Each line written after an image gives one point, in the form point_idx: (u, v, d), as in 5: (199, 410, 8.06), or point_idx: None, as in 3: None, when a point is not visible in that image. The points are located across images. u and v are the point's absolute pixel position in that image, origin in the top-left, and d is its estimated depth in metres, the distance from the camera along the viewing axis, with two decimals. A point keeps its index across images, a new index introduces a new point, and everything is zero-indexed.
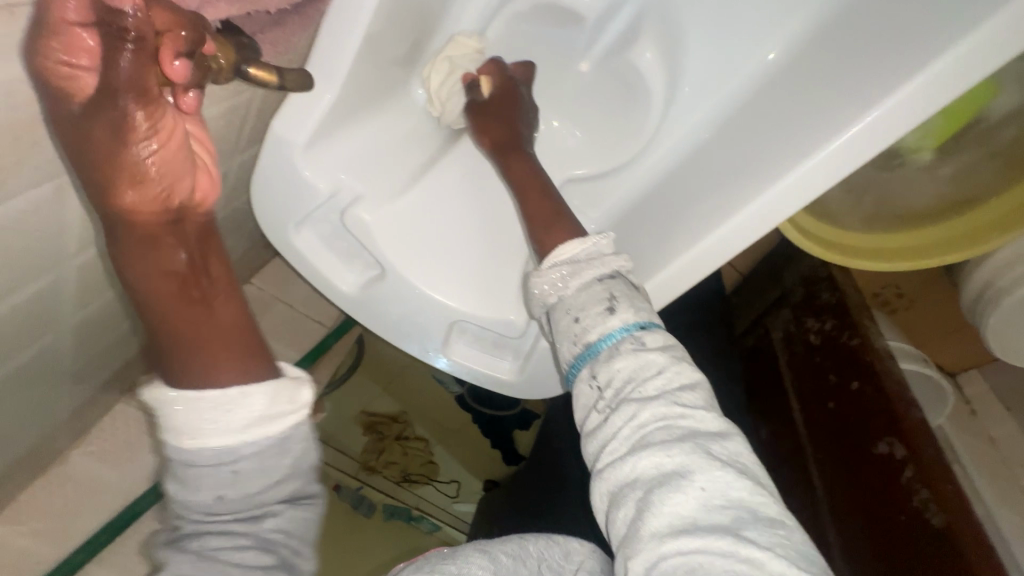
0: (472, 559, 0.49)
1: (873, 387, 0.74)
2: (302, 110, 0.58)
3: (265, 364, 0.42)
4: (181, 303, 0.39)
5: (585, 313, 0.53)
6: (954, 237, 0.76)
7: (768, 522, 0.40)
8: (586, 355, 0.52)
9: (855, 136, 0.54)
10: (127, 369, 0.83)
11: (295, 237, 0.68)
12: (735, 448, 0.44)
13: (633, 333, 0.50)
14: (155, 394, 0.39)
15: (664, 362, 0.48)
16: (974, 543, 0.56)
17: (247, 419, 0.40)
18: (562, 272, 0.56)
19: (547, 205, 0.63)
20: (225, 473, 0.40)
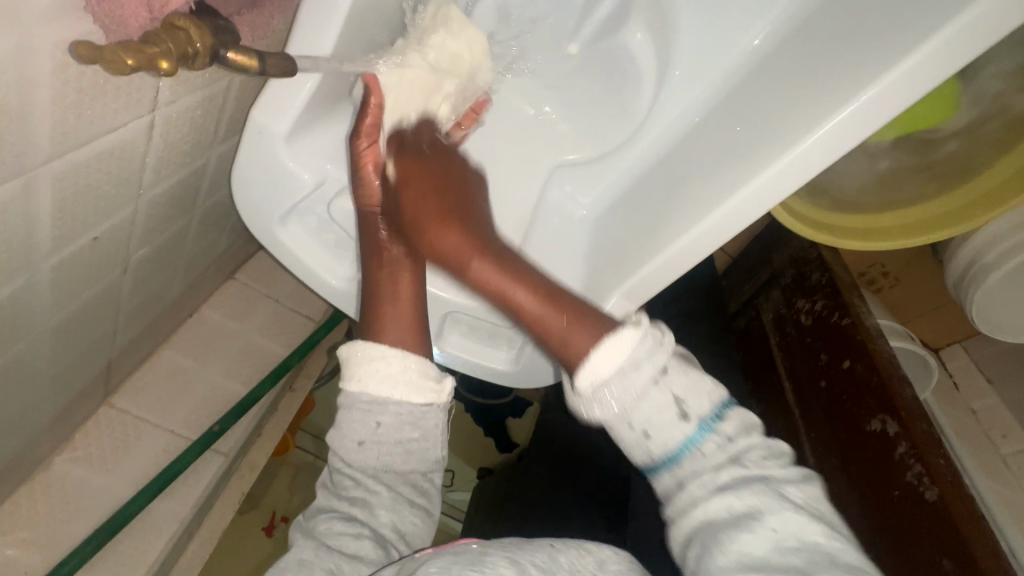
0: (502, 568, 0.43)
1: (864, 365, 0.74)
2: (283, 97, 0.56)
3: (422, 348, 0.60)
4: (387, 288, 0.62)
5: (654, 425, 0.46)
6: (926, 222, 0.77)
7: (847, 566, 0.39)
8: (665, 462, 0.46)
9: (850, 117, 0.54)
10: (109, 373, 0.81)
11: (281, 231, 0.66)
12: (811, 492, 0.44)
13: (713, 425, 0.46)
14: (347, 345, 0.59)
15: (747, 433, 0.46)
16: (968, 516, 0.57)
17: (396, 379, 0.57)
18: (614, 392, 0.46)
19: (557, 313, 0.51)
20: (371, 422, 0.56)
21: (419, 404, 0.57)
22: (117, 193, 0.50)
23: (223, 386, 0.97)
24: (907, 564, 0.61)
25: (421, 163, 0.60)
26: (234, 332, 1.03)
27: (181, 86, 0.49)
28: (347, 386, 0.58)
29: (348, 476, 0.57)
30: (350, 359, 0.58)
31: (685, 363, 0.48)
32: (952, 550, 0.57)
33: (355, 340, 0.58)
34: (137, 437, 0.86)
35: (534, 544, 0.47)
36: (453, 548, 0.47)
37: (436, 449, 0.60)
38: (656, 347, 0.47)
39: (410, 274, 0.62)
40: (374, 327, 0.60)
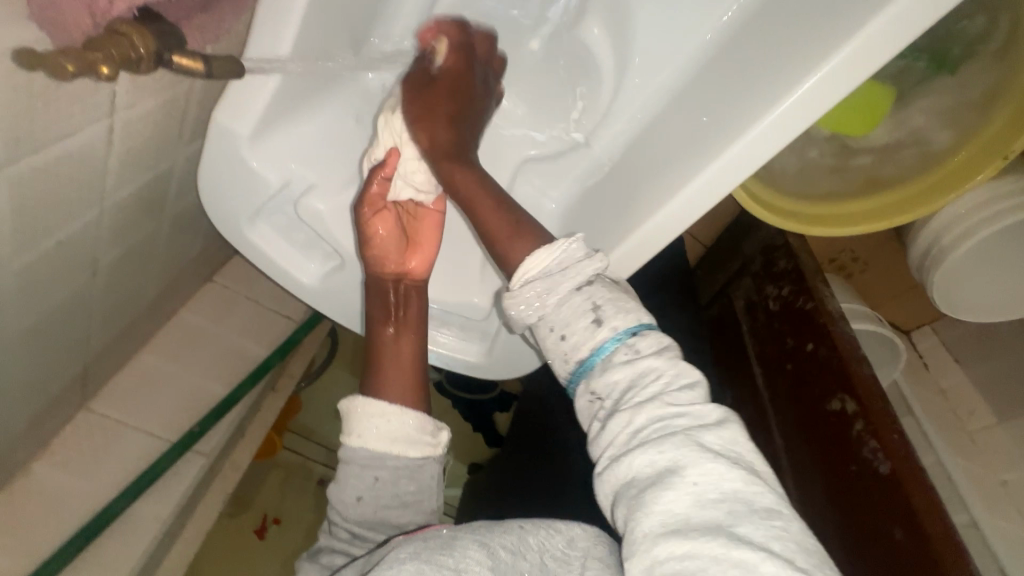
0: (470, 551, 0.44)
1: (826, 347, 0.77)
2: (245, 99, 0.57)
3: (419, 401, 0.61)
4: (385, 327, 0.64)
5: (571, 330, 0.52)
6: (889, 205, 0.80)
7: (764, 514, 0.38)
8: (581, 372, 0.51)
9: (798, 101, 0.56)
10: (86, 377, 0.81)
11: (250, 231, 0.67)
12: (730, 437, 0.43)
13: (625, 341, 0.50)
14: (346, 401, 0.59)
15: (660, 365, 0.47)
16: (917, 485, 0.59)
17: (397, 435, 0.57)
18: (540, 289, 0.53)
19: (503, 218, 0.57)
20: (370, 477, 0.57)
21: (417, 458, 0.58)
22: (80, 197, 0.51)
23: (204, 387, 0.98)
24: (865, 537, 0.64)
25: (466, 80, 0.62)
26: (213, 333, 1.03)
27: (139, 90, 0.49)
28: (348, 441, 0.58)
29: (344, 531, 0.59)
30: (352, 416, 0.58)
31: (609, 286, 0.54)
32: (904, 520, 0.59)
33: (355, 394, 0.58)
34: (117, 440, 0.87)
35: (505, 525, 0.48)
36: (425, 533, 0.49)
37: (433, 501, 0.60)
38: (579, 258, 0.53)
39: (414, 334, 0.64)
40: (374, 384, 0.60)
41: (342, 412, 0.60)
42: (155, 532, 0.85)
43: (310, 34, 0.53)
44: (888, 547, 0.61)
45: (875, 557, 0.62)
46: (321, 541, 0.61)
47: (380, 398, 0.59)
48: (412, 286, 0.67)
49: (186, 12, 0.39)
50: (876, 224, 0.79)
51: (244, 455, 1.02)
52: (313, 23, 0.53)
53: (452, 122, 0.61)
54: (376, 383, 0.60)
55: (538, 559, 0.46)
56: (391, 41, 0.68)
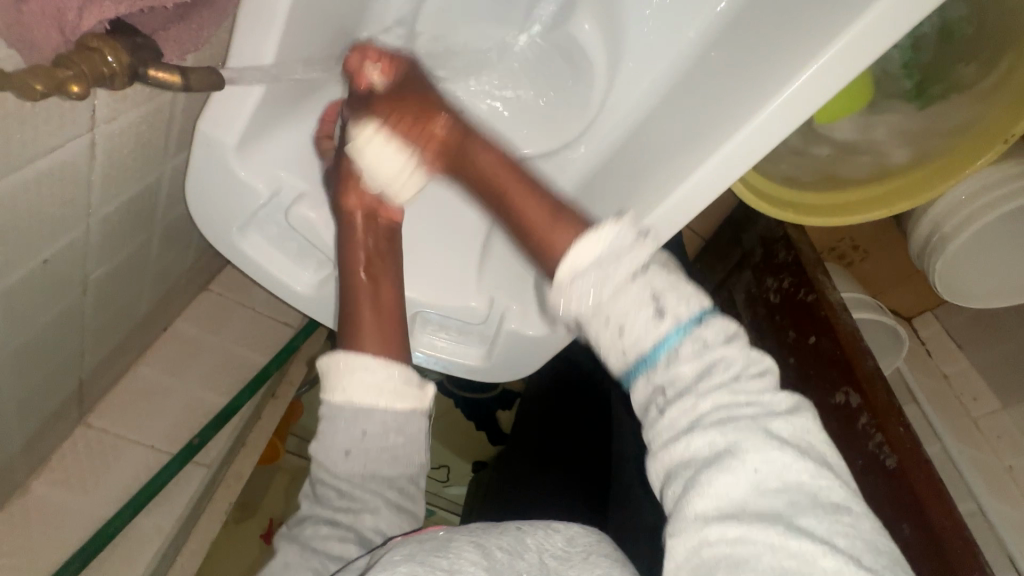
0: (465, 552, 0.43)
1: (829, 340, 0.76)
2: (229, 108, 0.55)
3: (401, 355, 0.59)
4: (359, 281, 0.63)
5: (629, 322, 0.46)
6: (892, 195, 0.78)
7: (831, 508, 0.37)
8: (641, 366, 0.46)
9: (794, 96, 0.53)
10: (83, 393, 0.81)
11: (241, 241, 0.66)
12: (802, 427, 0.41)
13: (691, 331, 0.45)
14: (325, 358, 0.57)
15: (730, 355, 0.44)
16: (925, 481, 0.58)
17: (381, 387, 0.56)
18: (591, 281, 0.47)
19: (540, 206, 0.55)
20: (356, 431, 0.55)
21: (404, 411, 0.57)
22: (64, 214, 0.50)
23: (203, 398, 0.97)
24: None
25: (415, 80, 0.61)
26: (210, 343, 1.02)
27: (120, 103, 0.48)
28: (329, 396, 0.56)
29: (331, 488, 0.56)
30: (332, 367, 0.56)
31: (671, 274, 0.48)
32: (914, 518, 0.59)
33: (336, 350, 0.57)
34: (117, 455, 0.86)
35: (501, 529, 0.48)
36: (420, 535, 0.48)
37: (422, 452, 0.59)
38: (630, 241, 0.48)
39: (390, 287, 0.64)
40: (353, 338, 0.59)
41: (321, 367, 0.58)
42: (159, 545, 0.85)
43: (292, 39, 0.52)
44: (898, 542, 0.60)
45: None
46: (302, 511, 0.58)
47: (359, 352, 0.57)
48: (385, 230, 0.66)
49: (160, 24, 0.38)
50: (877, 215, 0.77)
51: (245, 464, 1.02)
52: (296, 28, 0.52)
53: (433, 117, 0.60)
54: (353, 336, 0.59)
55: (537, 558, 0.45)
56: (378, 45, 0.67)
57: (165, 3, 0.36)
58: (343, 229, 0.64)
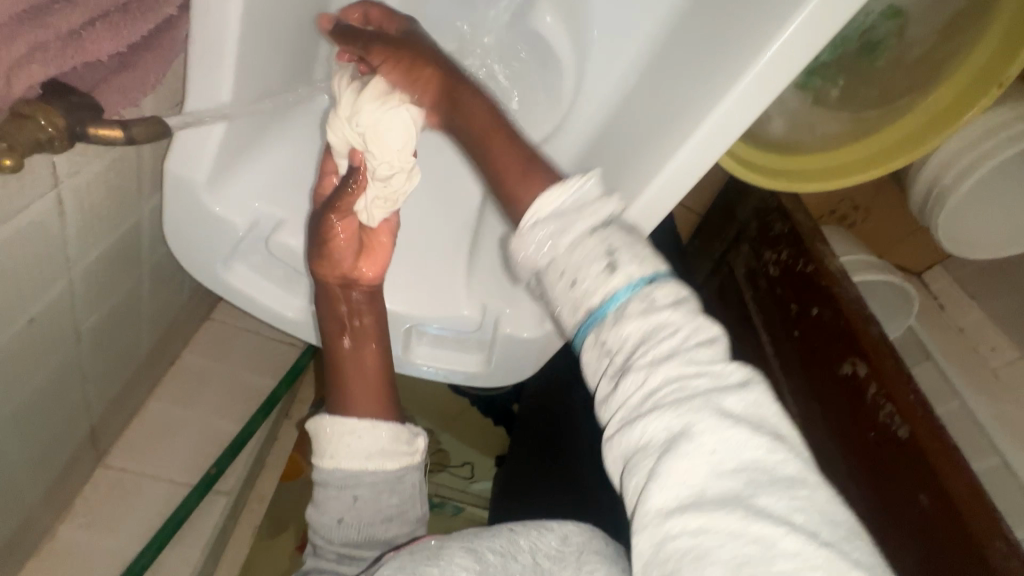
0: (457, 559, 0.46)
1: (830, 310, 0.75)
2: (192, 146, 0.55)
3: (391, 416, 0.58)
4: (336, 339, 0.62)
5: (581, 275, 0.46)
6: (885, 153, 0.75)
7: (787, 484, 0.35)
8: (591, 322, 0.45)
9: (767, 67, 0.50)
10: (96, 436, 0.82)
11: (228, 274, 0.66)
12: (753, 401, 0.39)
13: (640, 290, 0.44)
14: (316, 425, 0.57)
15: (676, 320, 0.42)
16: (938, 446, 0.57)
17: (370, 450, 0.56)
18: (551, 229, 0.48)
19: (516, 154, 0.54)
20: (348, 497, 0.55)
21: (396, 469, 0.56)
22: (44, 273, 0.50)
23: (216, 426, 0.98)
24: (887, 504, 0.61)
25: (409, 45, 0.60)
26: (217, 372, 1.03)
27: (83, 156, 0.48)
28: (321, 463, 0.57)
29: (331, 552, 0.56)
30: (321, 436, 0.57)
31: (626, 235, 0.48)
32: (928, 485, 0.57)
33: (324, 416, 0.57)
34: (136, 492, 0.88)
35: (494, 531, 0.50)
36: (414, 546, 0.50)
37: (419, 509, 0.59)
38: (591, 199, 0.49)
39: (376, 345, 0.62)
40: (340, 400, 0.59)
41: (313, 433, 0.58)
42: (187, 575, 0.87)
43: (248, 70, 0.51)
44: (913, 513, 0.58)
45: (900, 521, 0.59)
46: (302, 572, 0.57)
47: (347, 415, 0.57)
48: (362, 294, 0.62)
49: (99, 76, 0.38)
50: (871, 173, 0.75)
51: (266, 486, 1.04)
52: (252, 58, 0.51)
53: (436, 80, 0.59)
54: (342, 397, 0.59)
55: (530, 558, 0.47)
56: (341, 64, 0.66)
57: (99, 56, 0.36)
58: (325, 290, 0.62)
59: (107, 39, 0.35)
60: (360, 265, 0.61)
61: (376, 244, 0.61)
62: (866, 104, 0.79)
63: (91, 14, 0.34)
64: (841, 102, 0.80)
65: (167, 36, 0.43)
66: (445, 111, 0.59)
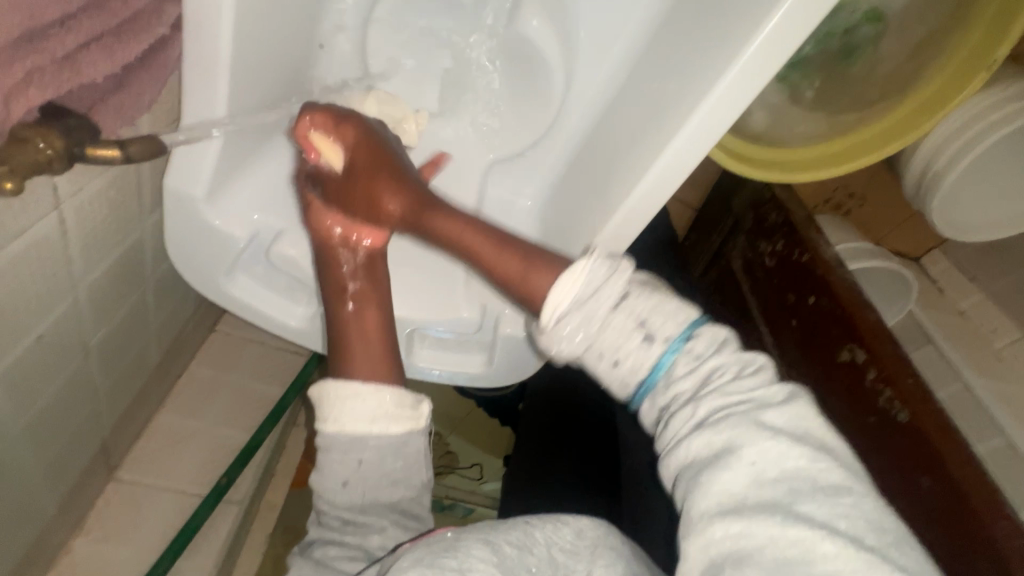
0: (475, 551, 0.46)
1: (828, 298, 0.76)
2: (191, 161, 0.56)
3: (394, 379, 0.58)
4: (339, 296, 0.62)
5: (624, 352, 0.49)
6: (874, 141, 0.76)
7: (831, 492, 0.38)
8: (643, 392, 0.49)
9: (745, 67, 0.51)
10: (108, 450, 0.83)
11: (230, 285, 0.66)
12: (796, 415, 0.42)
13: (683, 347, 0.48)
14: (319, 389, 0.57)
15: (724, 363, 0.47)
16: (939, 430, 0.57)
17: (374, 414, 0.55)
18: (578, 321, 0.50)
19: (508, 255, 0.57)
20: (353, 460, 0.55)
21: (400, 433, 0.56)
22: (50, 291, 0.51)
23: (225, 436, 0.99)
24: (889, 487, 0.62)
25: (370, 154, 0.60)
26: (224, 384, 1.04)
27: (83, 175, 0.49)
28: (324, 427, 0.57)
29: (335, 518, 0.57)
30: (325, 399, 0.56)
31: (654, 287, 0.52)
32: (931, 468, 0.57)
33: (326, 380, 0.57)
34: (149, 503, 0.89)
35: (509, 524, 0.51)
36: (428, 537, 0.51)
37: (423, 474, 0.59)
38: (612, 275, 0.51)
39: (376, 307, 0.62)
40: (342, 365, 0.59)
41: (315, 399, 0.58)
42: None
43: (241, 84, 0.52)
44: (917, 497, 0.58)
45: (906, 506, 0.60)
46: (307, 538, 0.58)
47: (351, 378, 0.57)
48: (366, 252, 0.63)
49: (96, 97, 0.39)
50: (865, 162, 0.75)
51: (277, 493, 1.05)
52: (245, 73, 0.52)
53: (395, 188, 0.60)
54: (345, 361, 0.59)
55: (546, 551, 0.49)
56: (332, 74, 0.67)
57: (95, 78, 0.37)
58: (325, 252, 0.63)
59: (102, 61, 0.36)
60: (363, 227, 0.63)
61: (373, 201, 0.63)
62: (857, 92, 0.79)
63: (85, 38, 0.35)
64: (832, 91, 0.80)
65: (159, 55, 0.44)
66: (410, 224, 0.61)
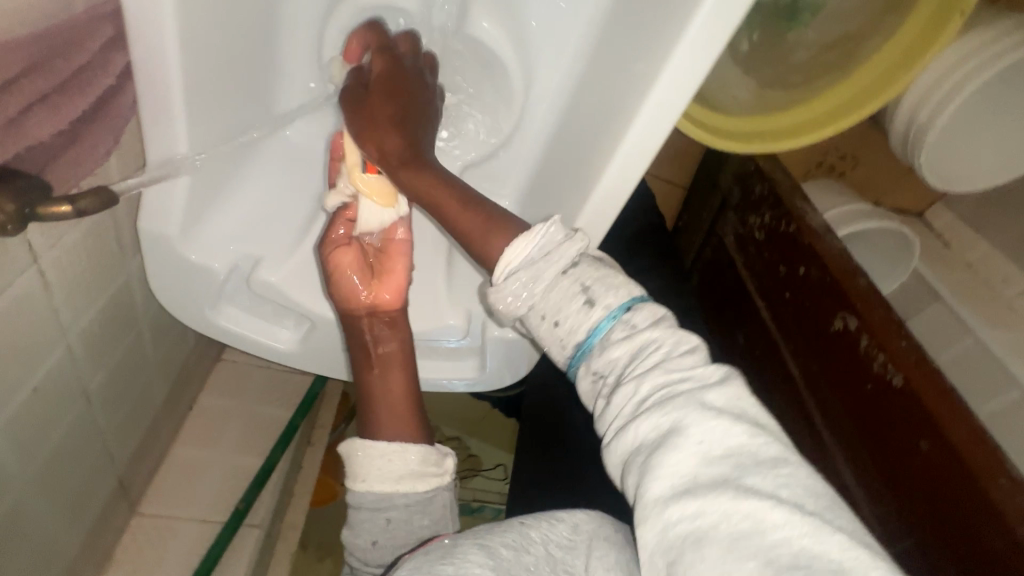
0: (471, 555, 0.46)
1: (817, 268, 0.75)
2: (162, 201, 0.57)
3: (421, 437, 0.61)
4: (364, 358, 0.64)
5: (564, 314, 0.52)
6: (855, 98, 0.73)
7: (770, 463, 0.39)
8: (580, 355, 0.51)
9: (695, 38, 0.52)
10: (126, 486, 0.86)
11: (217, 316, 0.68)
12: (733, 394, 0.43)
13: (621, 317, 0.50)
14: (348, 446, 0.60)
15: (658, 337, 0.48)
16: (936, 392, 0.56)
17: (401, 473, 0.58)
18: (524, 279, 0.52)
19: (474, 219, 0.57)
20: (382, 519, 0.58)
21: (427, 490, 0.59)
22: (39, 344, 0.53)
23: (240, 462, 1.02)
24: (890, 454, 0.60)
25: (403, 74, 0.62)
26: (234, 411, 1.06)
27: (57, 228, 0.51)
28: (353, 484, 0.59)
29: (366, 573, 0.60)
30: (354, 458, 0.59)
31: (595, 263, 0.54)
32: (929, 431, 0.56)
33: (354, 439, 0.59)
34: (172, 534, 0.92)
35: (505, 527, 0.51)
36: (425, 547, 0.51)
37: (450, 528, 0.61)
38: (559, 241, 0.53)
39: (400, 369, 0.63)
40: (370, 424, 0.61)
41: (345, 454, 0.60)
42: None
43: (199, 122, 0.53)
44: (917, 462, 0.57)
45: (908, 473, 0.58)
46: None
47: (379, 438, 0.59)
48: (383, 319, 0.64)
49: (46, 155, 0.41)
50: (851, 122, 0.72)
51: (298, 512, 1.07)
52: (202, 109, 0.53)
53: (394, 125, 0.60)
54: (370, 417, 0.61)
55: (544, 550, 0.49)
56: (293, 100, 0.67)
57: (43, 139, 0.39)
58: (344, 315, 0.65)
59: (47, 121, 0.39)
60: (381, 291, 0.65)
61: (386, 264, 0.66)
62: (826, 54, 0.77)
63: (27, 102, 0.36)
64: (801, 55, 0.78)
65: (103, 104, 0.45)
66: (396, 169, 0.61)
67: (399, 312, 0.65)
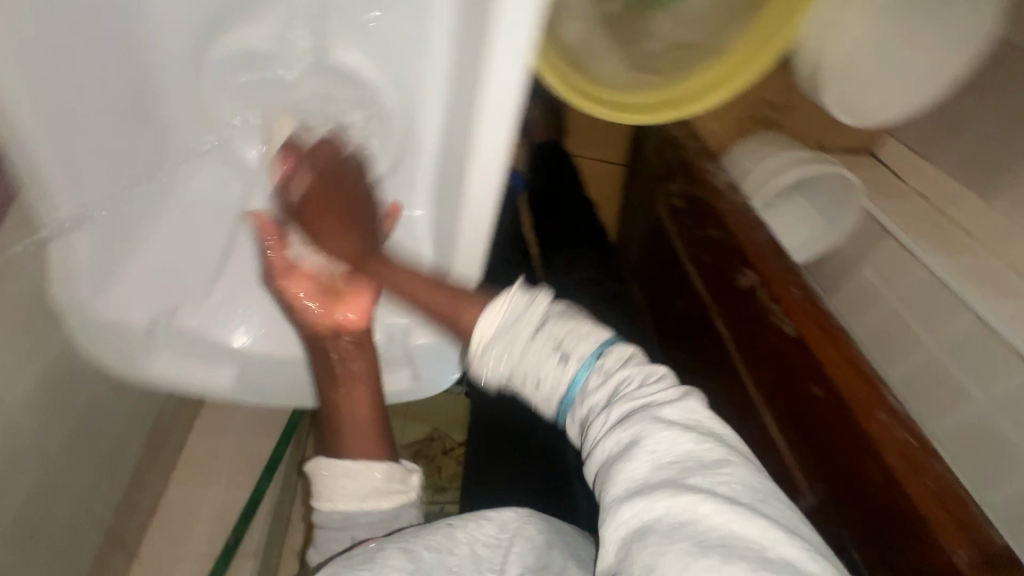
0: (392, 559, 0.49)
1: (719, 229, 0.75)
2: (61, 266, 0.59)
3: (382, 450, 0.68)
4: (332, 381, 0.73)
5: (542, 374, 0.58)
6: (748, 55, 0.71)
7: (713, 464, 0.47)
8: (565, 406, 0.58)
9: (509, 30, 0.48)
10: (120, 534, 0.92)
11: (150, 363, 0.76)
12: (687, 409, 0.52)
13: (595, 364, 0.57)
14: (314, 466, 0.66)
15: (628, 373, 0.56)
16: (825, 339, 0.58)
17: (367, 491, 0.64)
18: (502, 345, 0.60)
19: (434, 287, 0.71)
20: (347, 536, 0.63)
21: (392, 507, 0.64)
22: None
23: (231, 496, 1.07)
24: (795, 400, 0.62)
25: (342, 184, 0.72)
26: (220, 448, 1.11)
27: None
28: (321, 503, 0.65)
29: None
30: (320, 477, 0.65)
31: (568, 313, 0.61)
32: (819, 378, 0.57)
33: (321, 457, 0.66)
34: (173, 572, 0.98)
35: (432, 529, 0.54)
36: (354, 550, 0.54)
37: None
38: (527, 307, 0.60)
39: (366, 388, 0.73)
40: (336, 442, 0.68)
41: (313, 472, 0.66)
42: None
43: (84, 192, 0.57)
44: (814, 406, 0.59)
45: (810, 418, 0.60)
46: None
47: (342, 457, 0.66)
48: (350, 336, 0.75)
49: None
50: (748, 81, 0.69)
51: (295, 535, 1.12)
52: (84, 179, 0.57)
53: (341, 233, 0.73)
54: (337, 437, 0.69)
55: (469, 549, 0.52)
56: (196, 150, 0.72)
57: None
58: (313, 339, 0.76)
59: None
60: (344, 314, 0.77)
61: (346, 291, 0.78)
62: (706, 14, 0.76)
63: None
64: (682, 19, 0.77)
65: None
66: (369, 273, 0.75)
67: (363, 333, 0.76)
